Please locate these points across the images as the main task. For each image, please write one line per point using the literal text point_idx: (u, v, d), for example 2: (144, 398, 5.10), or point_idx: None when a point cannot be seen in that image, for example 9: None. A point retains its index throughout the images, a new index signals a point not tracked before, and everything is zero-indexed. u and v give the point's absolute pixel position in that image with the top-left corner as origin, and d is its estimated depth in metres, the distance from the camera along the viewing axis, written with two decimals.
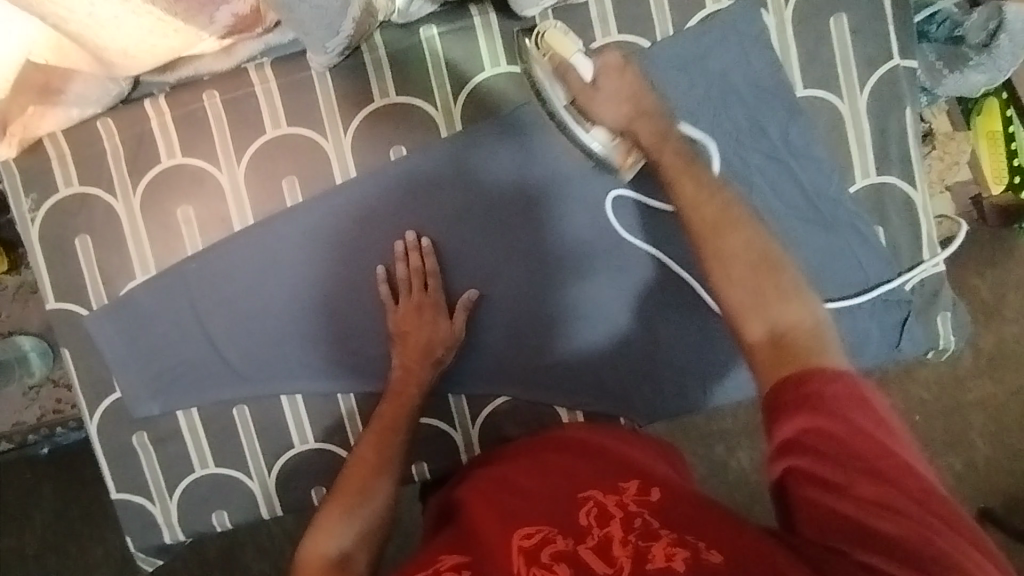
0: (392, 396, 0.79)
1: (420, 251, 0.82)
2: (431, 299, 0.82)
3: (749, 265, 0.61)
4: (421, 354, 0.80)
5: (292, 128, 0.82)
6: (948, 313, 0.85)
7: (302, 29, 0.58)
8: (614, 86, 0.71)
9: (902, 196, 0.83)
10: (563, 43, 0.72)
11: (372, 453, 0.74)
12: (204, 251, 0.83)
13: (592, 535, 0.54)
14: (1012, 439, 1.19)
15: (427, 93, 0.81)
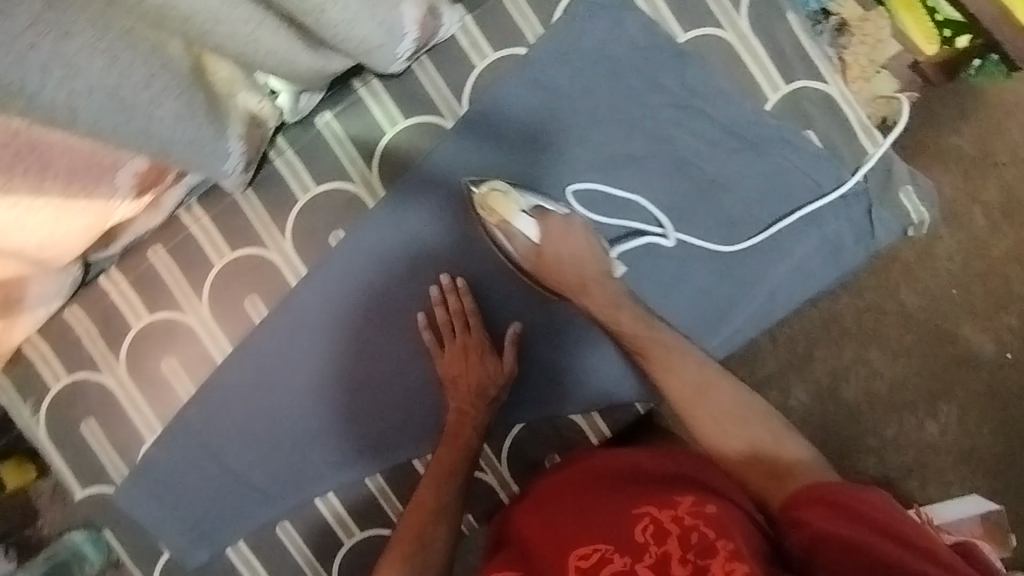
0: (451, 433, 0.80)
1: (457, 293, 0.83)
2: (474, 339, 0.82)
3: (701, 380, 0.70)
4: (477, 394, 0.81)
5: (236, 253, 0.85)
6: (910, 186, 0.84)
7: (193, 164, 0.60)
8: (556, 254, 0.77)
9: (819, 94, 0.82)
10: (509, 203, 0.77)
11: (432, 497, 0.76)
12: (199, 394, 0.86)
13: (650, 552, 0.55)
14: None
15: (343, 172, 0.84)
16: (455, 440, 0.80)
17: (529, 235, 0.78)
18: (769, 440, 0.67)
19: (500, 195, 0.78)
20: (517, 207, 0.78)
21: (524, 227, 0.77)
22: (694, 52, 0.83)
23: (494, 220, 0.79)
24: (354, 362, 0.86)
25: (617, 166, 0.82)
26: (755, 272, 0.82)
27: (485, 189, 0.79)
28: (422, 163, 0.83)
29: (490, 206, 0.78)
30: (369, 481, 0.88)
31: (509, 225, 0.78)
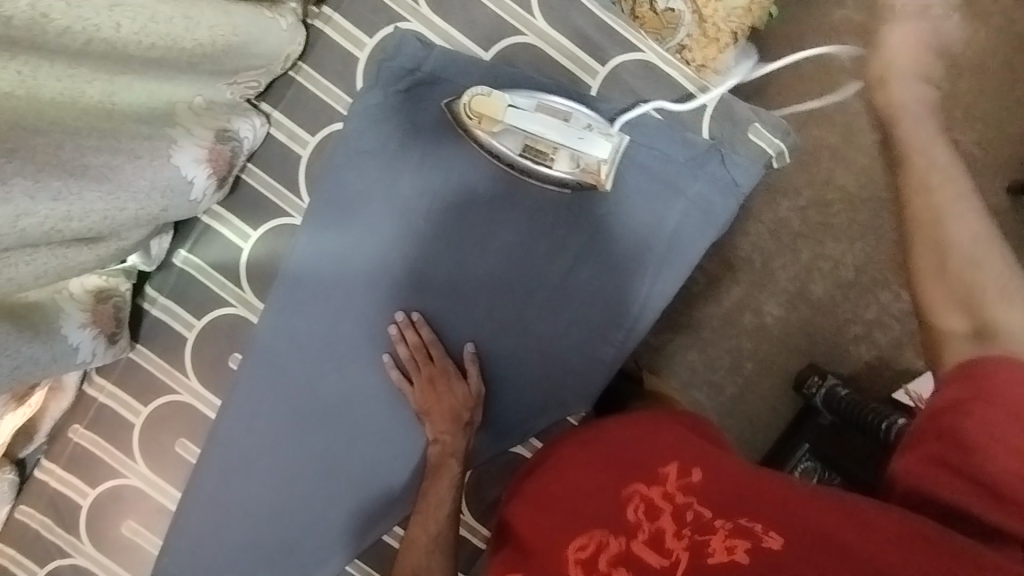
0: (438, 461, 0.82)
1: (414, 327, 0.83)
2: (439, 368, 0.83)
3: (947, 272, 0.63)
4: (451, 422, 0.82)
5: (150, 405, 0.86)
6: (757, 122, 0.82)
7: (42, 375, 0.62)
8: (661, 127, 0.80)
9: (636, 64, 0.81)
10: (493, 103, 0.77)
11: (424, 534, 0.80)
12: (163, 544, 0.87)
13: (644, 530, 0.60)
14: None
15: (217, 299, 0.85)
16: (440, 470, 0.82)
17: (508, 150, 0.79)
18: (999, 289, 0.61)
19: (484, 99, 0.77)
20: (501, 104, 0.77)
21: (502, 143, 0.78)
22: (502, 63, 0.82)
23: (482, 125, 0.78)
24: (295, 468, 0.87)
25: (463, 210, 0.82)
26: (632, 251, 0.82)
27: (468, 97, 0.78)
28: (286, 267, 0.84)
29: (476, 110, 0.77)
30: (351, 566, 0.90)
31: (491, 135, 0.78)
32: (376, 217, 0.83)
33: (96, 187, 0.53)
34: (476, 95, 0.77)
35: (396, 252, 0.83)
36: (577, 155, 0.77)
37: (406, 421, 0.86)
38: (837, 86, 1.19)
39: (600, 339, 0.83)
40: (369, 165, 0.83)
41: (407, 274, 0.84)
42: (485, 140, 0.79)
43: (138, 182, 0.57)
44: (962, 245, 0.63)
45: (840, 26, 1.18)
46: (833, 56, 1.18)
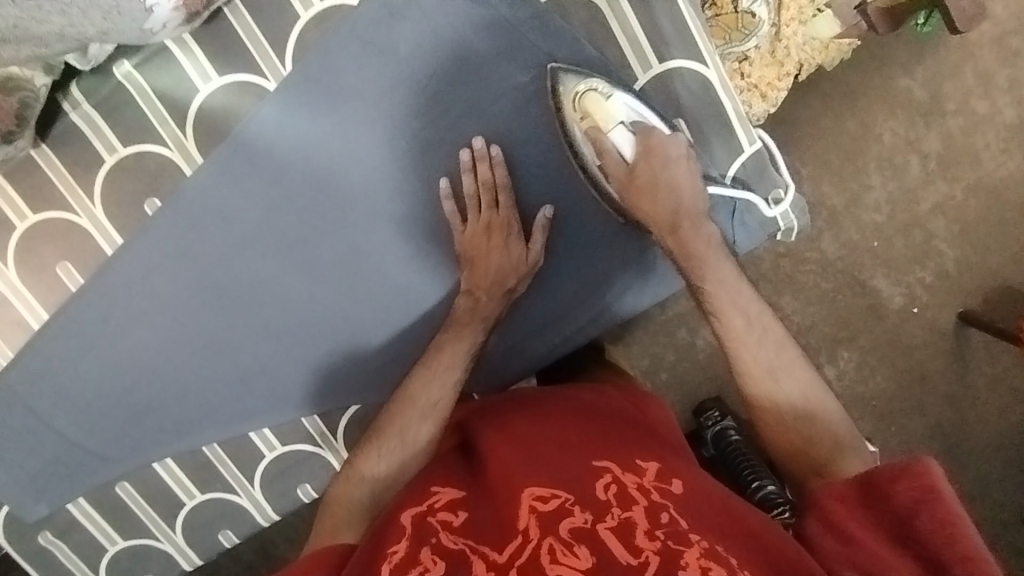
0: (461, 320, 0.75)
1: (489, 162, 0.73)
2: (502, 217, 0.74)
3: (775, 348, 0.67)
4: (494, 282, 0.75)
5: (40, 215, 0.76)
6: (783, 189, 0.77)
7: None
8: (649, 176, 0.71)
9: (694, 77, 0.73)
10: (602, 107, 0.71)
11: (424, 396, 0.73)
12: (19, 360, 0.81)
13: (612, 515, 0.57)
14: (913, 235, 1.26)
15: (153, 132, 0.74)
16: (464, 327, 0.75)
17: (622, 152, 0.72)
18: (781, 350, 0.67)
19: (597, 97, 0.71)
20: (613, 114, 0.71)
21: (621, 140, 0.72)
22: (554, 9, 0.71)
23: (584, 124, 0.72)
24: (184, 337, 0.81)
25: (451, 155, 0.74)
26: (597, 256, 0.79)
27: (584, 87, 0.71)
28: (241, 130, 0.73)
29: (584, 106, 0.71)
30: (206, 449, 0.86)
31: (604, 134, 0.72)
32: (359, 119, 0.73)
33: None
34: (590, 91, 0.71)
35: (366, 167, 0.75)
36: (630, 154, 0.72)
37: (314, 336, 0.81)
38: (866, 155, 1.26)
39: (536, 331, 0.82)
40: (369, 59, 0.72)
41: (370, 193, 0.76)
42: (578, 134, 0.73)
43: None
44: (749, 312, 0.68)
45: (900, 99, 1.26)
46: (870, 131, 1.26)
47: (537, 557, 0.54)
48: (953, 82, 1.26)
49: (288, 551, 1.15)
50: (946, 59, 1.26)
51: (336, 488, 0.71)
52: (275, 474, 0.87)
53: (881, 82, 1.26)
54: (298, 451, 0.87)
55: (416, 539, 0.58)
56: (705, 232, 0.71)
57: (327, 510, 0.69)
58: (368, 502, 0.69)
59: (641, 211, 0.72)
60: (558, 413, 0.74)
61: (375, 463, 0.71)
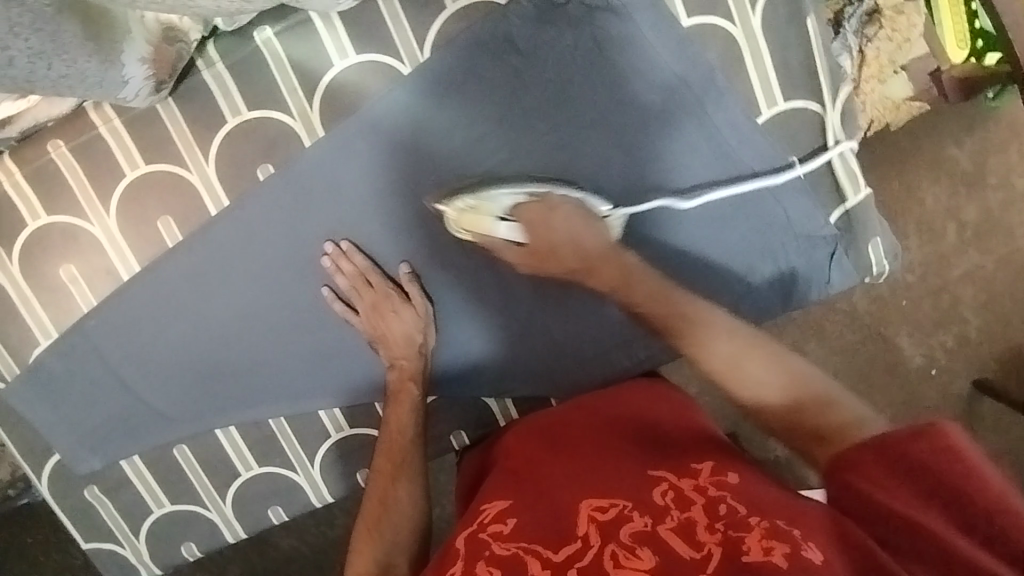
0: (399, 380, 0.79)
1: (347, 256, 0.78)
2: (381, 294, 0.79)
3: (733, 355, 0.66)
4: (404, 348, 0.79)
5: (152, 167, 0.76)
6: (879, 237, 0.79)
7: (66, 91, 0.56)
8: (548, 239, 0.71)
9: (816, 120, 0.75)
10: (482, 217, 0.73)
11: (387, 463, 0.76)
12: (102, 309, 0.80)
13: (672, 516, 0.57)
14: (942, 297, 1.30)
15: (280, 100, 0.74)
16: (400, 395, 0.79)
17: (514, 241, 0.73)
18: (772, 371, 0.65)
19: (473, 213, 0.73)
20: (492, 217, 0.72)
21: (507, 232, 0.72)
22: (695, 37, 0.73)
23: (471, 235, 0.74)
24: (271, 307, 0.81)
25: (563, 163, 0.75)
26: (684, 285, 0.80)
27: (455, 209, 0.74)
28: (367, 108, 0.74)
29: (466, 225, 0.74)
30: (272, 422, 0.85)
31: (490, 237, 0.73)
32: (485, 113, 0.74)
33: None
34: (463, 209, 0.73)
35: (483, 160, 0.75)
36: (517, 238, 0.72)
37: None
38: (908, 216, 1.31)
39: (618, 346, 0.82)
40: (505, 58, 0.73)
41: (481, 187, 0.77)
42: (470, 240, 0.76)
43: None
44: (734, 365, 0.66)
45: (945, 166, 1.31)
46: (916, 193, 1.31)
47: (600, 559, 0.55)
48: (997, 157, 1.31)
49: (290, 539, 1.13)
50: (995, 133, 1.31)
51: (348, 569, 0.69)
52: (336, 457, 0.86)
53: (930, 148, 1.31)
54: (363, 436, 0.86)
55: (469, 556, 0.58)
56: (719, 326, 0.68)
57: None
58: (385, 566, 0.68)
59: (545, 271, 0.73)
60: (600, 415, 0.74)
61: (371, 539, 0.70)
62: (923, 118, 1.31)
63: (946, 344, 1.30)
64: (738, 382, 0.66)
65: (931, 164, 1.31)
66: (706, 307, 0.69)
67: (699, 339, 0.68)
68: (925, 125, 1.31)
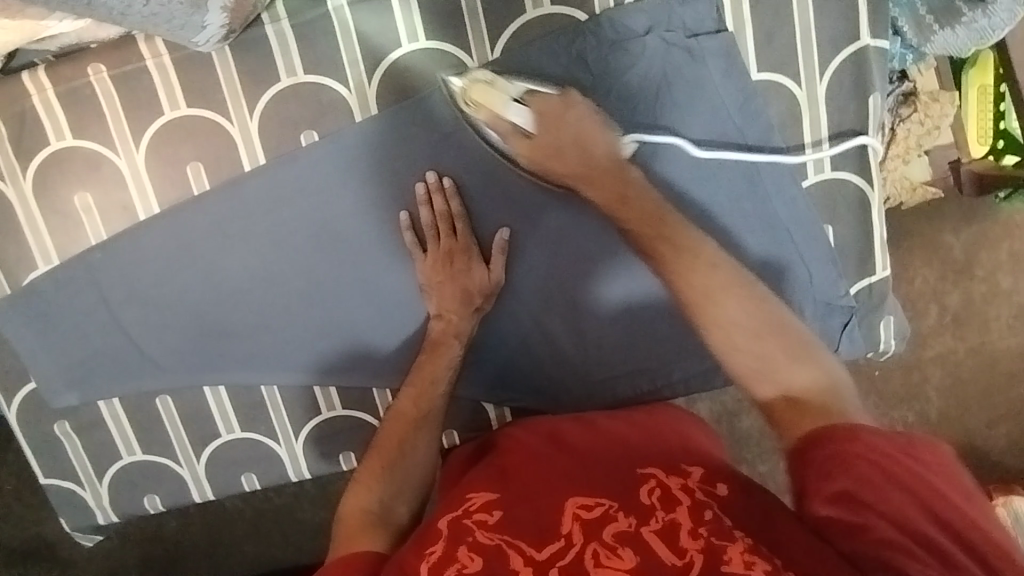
0: (443, 333, 0.76)
1: (442, 193, 0.75)
2: (461, 244, 0.76)
3: (755, 335, 0.60)
4: (461, 300, 0.76)
5: (193, 111, 0.73)
6: (890, 316, 0.80)
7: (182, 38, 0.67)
8: (556, 135, 0.68)
9: (858, 195, 0.76)
10: (495, 94, 0.69)
11: (412, 409, 0.73)
12: (111, 244, 0.77)
13: (656, 517, 0.56)
14: (913, 376, 1.36)
15: (338, 70, 0.73)
16: (439, 348, 0.76)
17: (522, 128, 0.69)
18: (783, 359, 0.60)
19: (484, 87, 0.70)
20: (505, 96, 0.69)
21: (519, 116, 0.68)
22: (760, 92, 0.74)
23: (483, 116, 0.70)
24: (286, 273, 0.79)
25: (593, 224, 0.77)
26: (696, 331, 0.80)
27: (467, 83, 0.71)
28: (427, 96, 0.73)
29: (473, 100, 0.70)
30: (263, 390, 0.83)
31: (500, 118, 0.69)
32: None
33: None
34: (477, 80, 0.70)
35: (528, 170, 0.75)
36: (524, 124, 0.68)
37: (414, 314, 0.80)
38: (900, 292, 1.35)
39: (625, 377, 0.82)
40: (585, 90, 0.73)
41: (521, 195, 0.76)
42: (477, 126, 0.72)
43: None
44: (733, 332, 0.61)
45: (944, 251, 1.35)
46: (911, 272, 1.35)
47: (581, 559, 0.55)
48: (990, 252, 1.36)
49: (239, 500, 1.10)
50: (994, 229, 1.36)
51: (345, 502, 0.68)
52: (321, 436, 0.85)
53: (931, 232, 1.36)
54: (351, 419, 0.84)
55: (452, 538, 0.59)
56: (746, 296, 0.61)
57: (341, 528, 0.66)
58: (379, 511, 0.67)
59: (552, 168, 0.69)
60: (608, 425, 0.73)
61: (375, 480, 0.69)
62: (932, 203, 1.36)
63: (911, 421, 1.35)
64: (714, 316, 0.61)
65: (931, 247, 1.36)
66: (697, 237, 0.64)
67: (683, 267, 0.62)
68: (931, 210, 1.36)
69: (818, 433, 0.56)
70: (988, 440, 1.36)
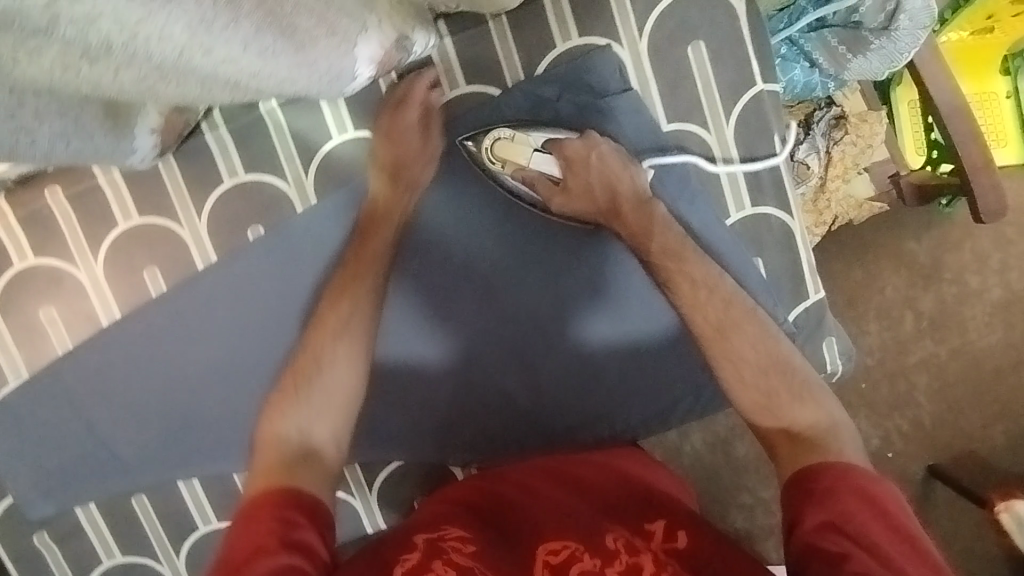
0: (372, 218, 0.75)
1: (425, 90, 0.75)
2: (427, 110, 0.75)
3: (760, 370, 0.64)
4: (404, 172, 0.75)
5: (145, 220, 0.78)
6: (833, 337, 0.83)
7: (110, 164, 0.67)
8: (580, 179, 0.73)
9: (781, 227, 0.80)
10: (518, 149, 0.75)
11: (333, 314, 0.71)
12: (77, 353, 0.80)
13: (621, 560, 0.57)
14: (898, 384, 1.36)
15: (277, 167, 0.78)
16: (360, 258, 0.74)
17: (549, 175, 0.74)
18: (788, 397, 0.63)
19: (507, 142, 0.75)
20: (527, 148, 0.75)
21: (542, 165, 0.74)
22: (673, 142, 0.79)
23: (506, 167, 0.76)
24: (245, 362, 0.81)
25: (543, 264, 0.80)
26: (649, 371, 0.82)
27: (490, 138, 0.76)
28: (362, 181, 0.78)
29: (500, 154, 0.76)
30: (236, 477, 0.85)
31: (524, 168, 0.75)
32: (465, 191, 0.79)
33: (291, 53, 0.44)
34: (500, 135, 0.75)
35: (460, 238, 0.80)
36: (551, 175, 0.74)
37: (375, 386, 0.82)
38: (869, 303, 1.37)
39: (585, 425, 0.83)
40: (553, 120, 0.77)
41: (461, 260, 0.81)
42: (505, 182, 0.77)
43: (277, 59, 0.43)
44: (743, 367, 0.64)
45: (903, 259, 1.38)
46: (875, 284, 1.38)
47: None
48: (953, 255, 1.39)
49: None
50: (949, 233, 1.39)
51: (264, 425, 0.66)
52: None
53: (888, 243, 1.39)
54: None
55: (426, 552, 0.59)
56: (760, 333, 0.65)
57: (260, 451, 0.65)
58: (298, 435, 0.65)
59: (571, 207, 0.74)
60: (572, 466, 0.72)
61: (292, 402, 0.66)
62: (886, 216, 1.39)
63: (902, 429, 1.35)
64: (723, 352, 0.65)
65: (891, 258, 1.39)
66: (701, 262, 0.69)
67: (674, 270, 0.68)
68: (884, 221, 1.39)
69: (815, 468, 0.57)
70: (983, 440, 1.36)
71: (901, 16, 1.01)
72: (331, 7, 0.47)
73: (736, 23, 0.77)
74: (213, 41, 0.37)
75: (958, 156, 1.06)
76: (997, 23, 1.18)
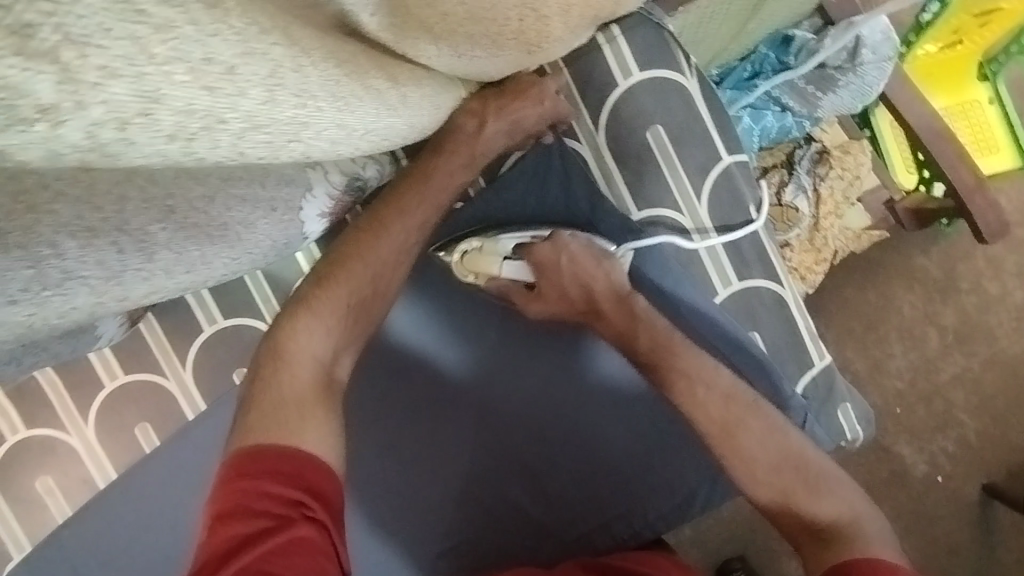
0: (411, 175, 0.70)
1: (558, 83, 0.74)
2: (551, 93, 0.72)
3: (772, 466, 0.61)
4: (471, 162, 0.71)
5: (131, 378, 0.78)
6: (847, 401, 0.80)
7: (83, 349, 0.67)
8: (555, 281, 0.70)
9: (772, 296, 0.78)
10: (488, 257, 0.73)
11: (374, 253, 0.67)
12: (78, 519, 0.79)
13: None
14: (936, 405, 1.26)
15: (255, 308, 0.77)
16: (423, 175, 0.69)
17: (522, 279, 0.73)
18: (803, 491, 0.61)
19: (475, 253, 0.74)
20: (496, 256, 0.73)
21: (513, 272, 0.72)
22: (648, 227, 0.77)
23: (478, 277, 0.75)
24: None
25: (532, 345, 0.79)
26: (659, 463, 0.79)
27: (460, 254, 0.75)
28: None
29: (468, 264, 0.74)
30: None
31: (496, 276, 0.74)
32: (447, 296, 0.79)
33: (227, 250, 0.53)
34: (467, 244, 0.74)
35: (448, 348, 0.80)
36: (523, 274, 0.72)
37: (381, 511, 0.80)
38: (888, 325, 1.28)
39: (602, 528, 0.78)
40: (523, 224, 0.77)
41: (452, 370, 0.80)
42: (479, 286, 0.76)
43: (214, 264, 0.53)
44: (754, 466, 0.61)
45: None
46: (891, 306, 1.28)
47: None
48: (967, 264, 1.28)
49: None
50: None
51: (288, 322, 0.63)
52: None
53: None
54: None
55: None
56: (766, 428, 0.62)
57: (268, 355, 0.62)
58: (327, 363, 0.63)
59: (549, 311, 0.72)
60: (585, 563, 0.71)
61: (318, 331, 0.63)
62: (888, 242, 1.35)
63: (950, 450, 1.24)
64: (735, 451, 0.62)
65: None
66: (695, 356, 0.66)
67: (672, 373, 0.65)
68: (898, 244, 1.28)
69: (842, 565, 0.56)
70: None
71: (864, 51, 0.95)
72: (267, 197, 0.54)
73: (692, 103, 0.76)
74: (131, 290, 0.47)
75: (948, 179, 0.97)
76: (964, 36, 1.12)
